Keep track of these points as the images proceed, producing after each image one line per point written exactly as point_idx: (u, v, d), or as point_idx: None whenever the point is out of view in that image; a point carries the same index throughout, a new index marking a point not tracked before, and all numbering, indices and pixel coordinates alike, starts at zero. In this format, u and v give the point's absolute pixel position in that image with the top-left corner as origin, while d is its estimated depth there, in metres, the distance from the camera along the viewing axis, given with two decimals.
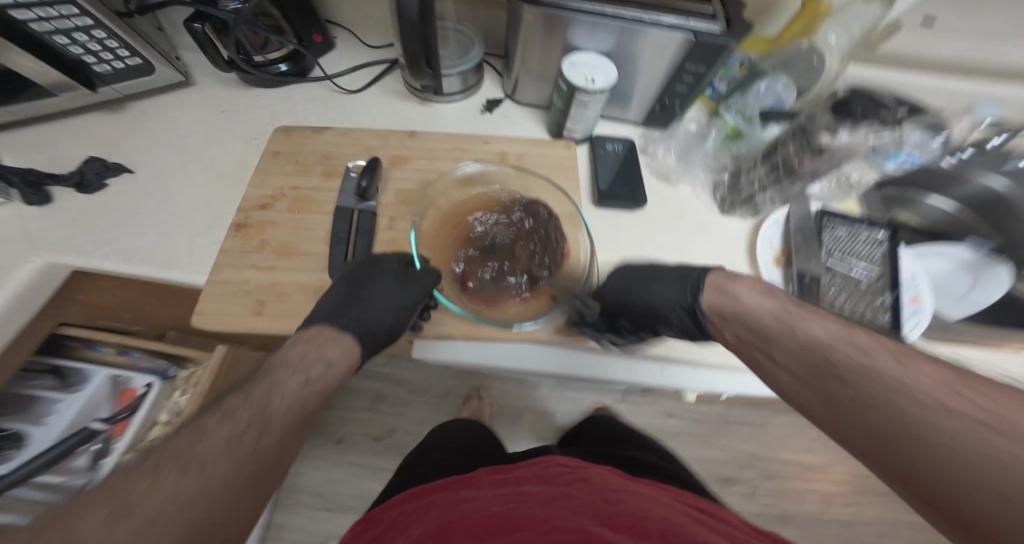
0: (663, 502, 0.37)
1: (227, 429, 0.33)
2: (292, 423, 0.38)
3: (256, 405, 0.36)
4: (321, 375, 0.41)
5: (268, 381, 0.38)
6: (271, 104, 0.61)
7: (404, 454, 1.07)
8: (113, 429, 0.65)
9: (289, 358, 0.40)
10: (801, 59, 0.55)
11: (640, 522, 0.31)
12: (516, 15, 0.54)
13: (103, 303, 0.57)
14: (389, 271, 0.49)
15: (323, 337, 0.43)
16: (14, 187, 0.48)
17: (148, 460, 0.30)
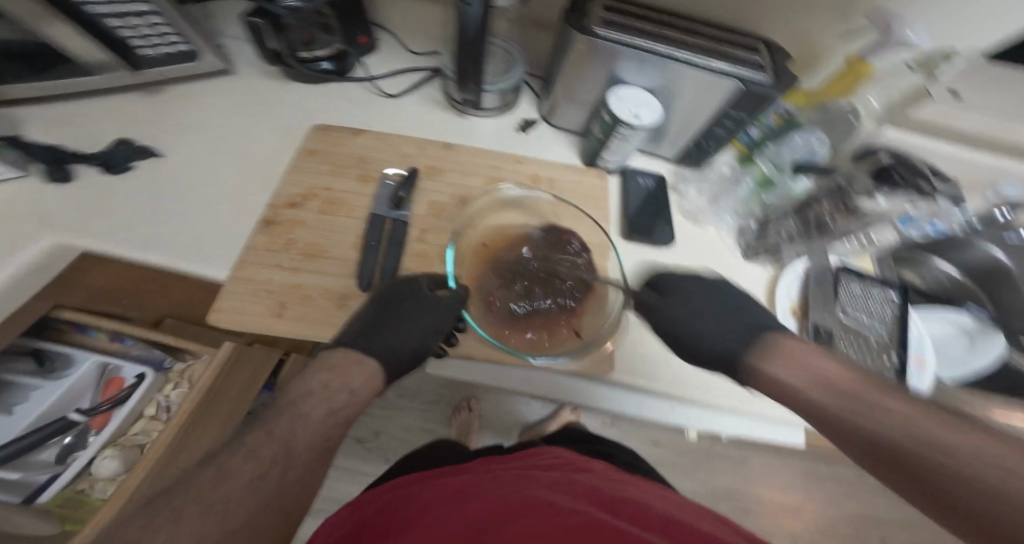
0: (663, 499, 0.43)
1: (249, 469, 0.30)
2: (316, 456, 0.34)
3: (279, 439, 0.32)
4: (345, 404, 0.37)
5: (290, 412, 0.34)
6: (308, 101, 0.63)
7: (386, 460, 1.03)
8: (91, 422, 0.62)
9: (311, 387, 0.36)
10: (839, 117, 0.58)
11: (644, 514, 0.37)
12: (565, 43, 0.55)
13: (108, 287, 0.57)
14: (420, 293, 0.45)
15: (346, 362, 0.39)
16: (38, 162, 0.49)
17: (162, 505, 0.27)
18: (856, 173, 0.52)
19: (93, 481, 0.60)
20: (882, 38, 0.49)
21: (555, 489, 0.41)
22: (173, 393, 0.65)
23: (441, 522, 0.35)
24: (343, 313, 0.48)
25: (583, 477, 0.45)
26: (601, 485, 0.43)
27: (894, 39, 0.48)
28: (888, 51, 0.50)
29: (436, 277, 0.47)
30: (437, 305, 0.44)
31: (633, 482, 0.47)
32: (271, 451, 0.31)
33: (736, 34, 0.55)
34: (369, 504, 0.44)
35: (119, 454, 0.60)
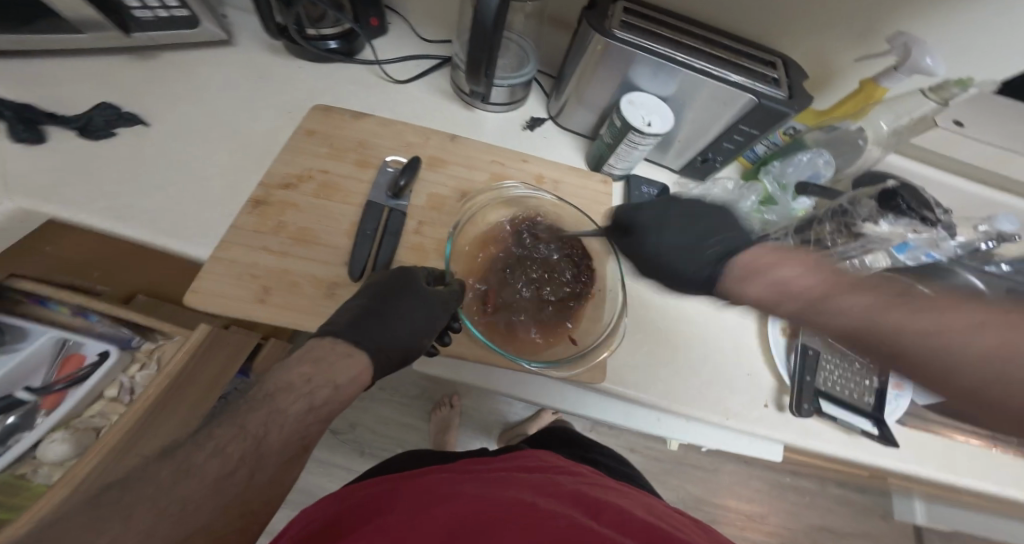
0: (635, 504, 0.43)
1: (215, 467, 0.28)
2: (289, 453, 0.32)
3: (252, 437, 0.30)
4: (328, 400, 0.35)
5: (265, 406, 0.32)
6: (312, 78, 0.61)
7: (358, 454, 0.99)
8: (41, 401, 0.58)
9: (292, 380, 0.34)
10: (847, 139, 0.59)
11: (624, 520, 0.36)
12: (583, 44, 0.54)
13: (79, 259, 0.53)
14: (417, 285, 0.43)
15: (335, 355, 0.37)
16: (8, 122, 0.46)
17: (114, 503, 0.24)
18: (860, 194, 0.52)
19: (36, 465, 0.55)
20: (900, 61, 0.50)
21: (540, 492, 0.39)
22: (139, 374, 0.62)
23: (418, 516, 0.34)
24: (332, 303, 0.45)
25: (569, 481, 0.44)
26: (584, 488, 0.42)
27: (912, 62, 0.49)
28: (903, 75, 0.51)
29: (436, 270, 0.47)
30: (433, 301, 0.42)
31: (621, 489, 0.46)
32: (240, 449, 0.29)
33: (757, 49, 0.56)
34: (340, 501, 0.42)
35: (72, 436, 0.56)
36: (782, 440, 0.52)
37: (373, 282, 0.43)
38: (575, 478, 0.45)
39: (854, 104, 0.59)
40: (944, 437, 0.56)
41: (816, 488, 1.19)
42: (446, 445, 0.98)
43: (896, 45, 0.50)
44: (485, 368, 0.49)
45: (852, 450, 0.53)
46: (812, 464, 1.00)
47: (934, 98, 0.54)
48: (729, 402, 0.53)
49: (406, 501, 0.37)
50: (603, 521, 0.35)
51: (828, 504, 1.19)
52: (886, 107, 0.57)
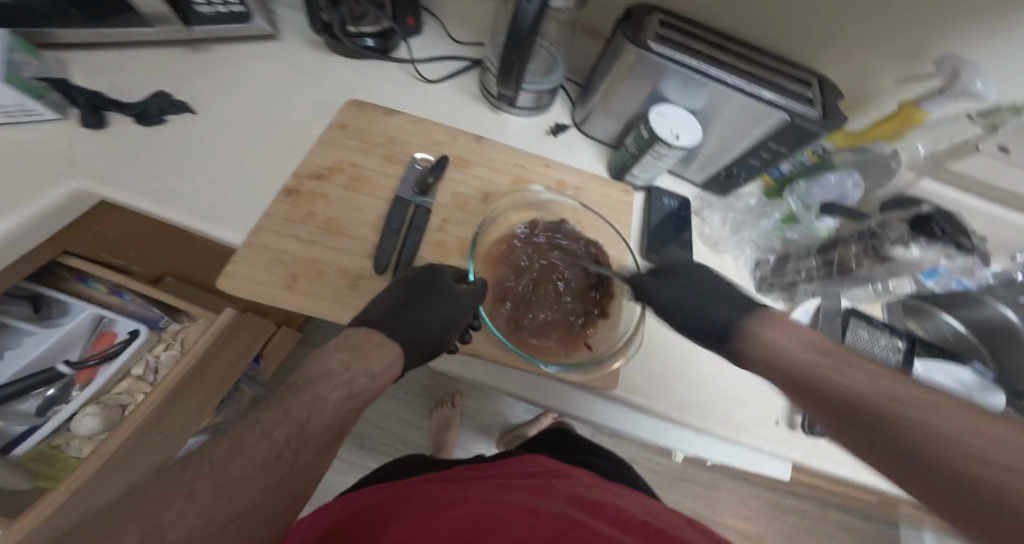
0: (650, 510, 0.43)
1: (263, 450, 0.29)
2: (329, 439, 0.33)
3: (295, 422, 0.31)
4: (364, 389, 0.35)
5: (308, 392, 0.33)
6: (348, 74, 0.62)
7: (361, 445, 1.00)
8: (76, 375, 0.60)
9: (331, 367, 0.35)
10: (880, 162, 0.60)
11: (643, 525, 0.37)
12: (614, 54, 0.55)
13: (117, 237, 0.55)
14: (441, 281, 0.44)
15: (371, 344, 0.37)
16: (78, 108, 0.49)
17: (174, 479, 0.26)
18: (892, 218, 0.50)
19: (69, 437, 0.60)
20: (946, 84, 0.50)
21: (538, 494, 0.40)
22: (164, 354, 0.64)
23: (424, 521, 0.35)
24: (355, 294, 0.47)
25: (561, 484, 0.44)
26: (580, 490, 0.43)
27: (960, 85, 0.48)
28: (948, 99, 0.51)
29: (463, 271, 0.48)
30: (458, 300, 0.43)
31: (612, 489, 0.47)
32: (286, 432, 0.30)
33: (791, 68, 0.57)
34: (345, 508, 0.42)
35: (101, 412, 0.60)
36: (791, 458, 0.52)
37: (400, 279, 0.44)
38: (585, 484, 0.46)
39: (892, 126, 0.58)
40: None
41: (817, 511, 1.18)
42: (444, 445, 1.00)
43: (945, 68, 0.50)
44: (499, 367, 0.50)
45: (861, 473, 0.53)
46: (813, 487, 0.98)
47: (980, 122, 0.56)
48: (740, 418, 0.53)
49: (412, 507, 0.38)
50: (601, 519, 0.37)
51: (828, 529, 1.17)
52: (926, 131, 0.58)
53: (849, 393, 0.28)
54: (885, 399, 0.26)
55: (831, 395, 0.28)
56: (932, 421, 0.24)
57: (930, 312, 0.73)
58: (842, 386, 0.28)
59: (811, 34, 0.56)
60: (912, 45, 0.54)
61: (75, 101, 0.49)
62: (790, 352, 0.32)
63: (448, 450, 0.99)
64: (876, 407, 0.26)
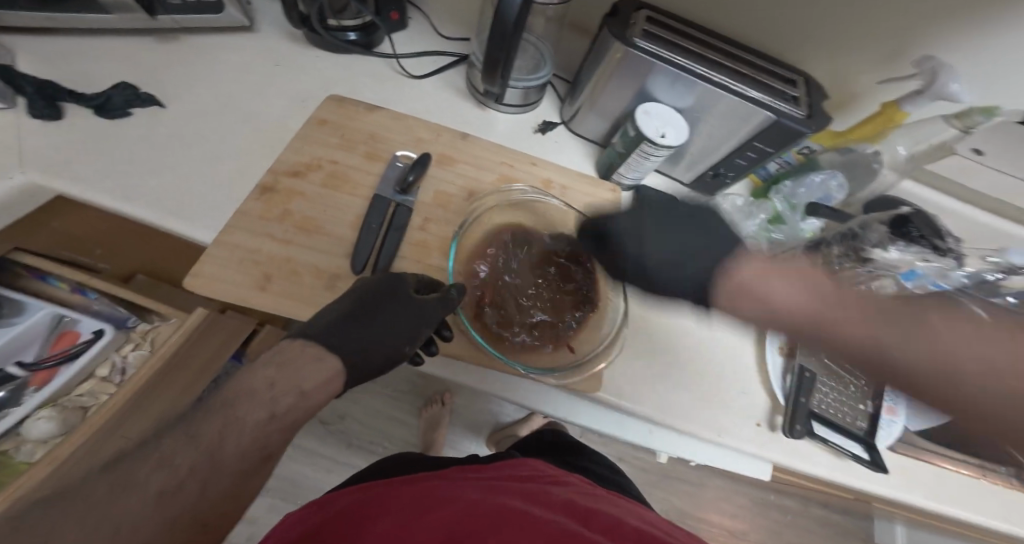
0: (632, 513, 0.42)
1: (160, 479, 0.28)
2: (247, 461, 0.32)
3: (202, 448, 0.30)
4: (292, 408, 0.35)
5: (222, 414, 0.32)
6: (329, 68, 0.61)
7: (346, 445, 0.99)
8: (31, 378, 0.58)
9: (255, 386, 0.34)
10: (864, 162, 0.60)
11: (619, 527, 0.36)
12: (601, 51, 0.54)
13: (83, 234, 0.53)
14: (403, 291, 0.42)
15: (303, 358, 0.37)
16: (31, 98, 0.47)
17: (49, 515, 0.25)
18: (873, 219, 0.51)
19: (19, 442, 0.56)
20: (924, 86, 0.50)
21: (531, 498, 0.39)
22: (131, 354, 0.62)
23: (410, 521, 0.34)
24: (331, 295, 0.45)
25: (557, 489, 0.43)
26: (574, 498, 0.42)
27: (937, 87, 0.49)
28: (926, 100, 0.52)
29: (425, 279, 0.45)
30: (424, 311, 0.42)
31: (608, 497, 0.47)
32: (189, 460, 0.29)
33: (778, 67, 0.56)
34: (331, 504, 0.41)
35: (57, 415, 0.57)
36: (769, 458, 0.53)
37: (366, 283, 0.43)
38: (574, 488, 0.45)
39: (875, 126, 0.59)
40: (931, 465, 0.57)
41: (799, 507, 1.19)
42: (433, 444, 0.98)
43: (923, 69, 0.50)
44: (481, 370, 0.49)
45: (841, 473, 0.53)
46: (796, 484, 0.99)
47: (956, 125, 0.53)
48: (722, 420, 0.53)
49: (401, 503, 0.38)
50: (592, 526, 0.35)
51: (810, 524, 1.19)
52: (906, 132, 0.58)
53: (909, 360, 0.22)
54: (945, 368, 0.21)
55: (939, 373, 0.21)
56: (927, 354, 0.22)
57: None
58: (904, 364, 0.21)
59: (798, 33, 0.56)
60: (897, 47, 0.54)
61: (27, 90, 0.47)
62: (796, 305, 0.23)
63: (434, 450, 0.97)
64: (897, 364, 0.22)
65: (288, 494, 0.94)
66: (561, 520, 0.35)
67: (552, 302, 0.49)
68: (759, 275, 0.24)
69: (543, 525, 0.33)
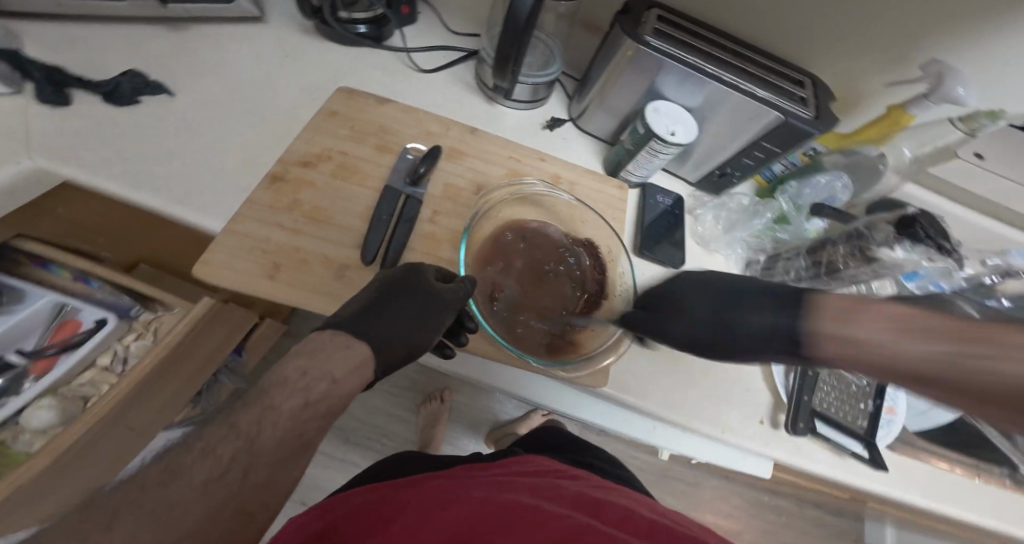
0: (654, 508, 0.42)
1: (204, 469, 0.27)
2: (287, 450, 0.32)
3: (242, 437, 0.30)
4: (326, 395, 0.34)
5: (259, 403, 0.32)
6: (339, 60, 0.61)
7: (345, 442, 0.98)
8: (31, 366, 0.57)
9: (287, 376, 0.34)
10: (868, 165, 0.61)
11: (639, 522, 0.36)
12: (612, 49, 0.54)
13: (86, 223, 0.53)
14: (420, 281, 0.42)
15: (332, 345, 0.37)
16: (36, 83, 0.46)
17: (95, 510, 0.24)
18: (879, 219, 0.52)
19: (17, 432, 0.55)
20: (931, 89, 0.51)
21: (543, 493, 0.39)
22: (133, 344, 0.61)
23: (419, 524, 0.33)
24: (341, 285, 0.45)
25: (569, 483, 0.43)
26: (588, 491, 0.42)
27: (943, 90, 0.50)
28: (932, 103, 0.53)
29: (443, 270, 0.45)
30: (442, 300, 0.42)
31: (617, 488, 0.46)
32: (230, 450, 0.29)
33: (786, 68, 0.57)
34: (340, 506, 0.41)
35: (58, 404, 0.56)
36: (773, 455, 0.53)
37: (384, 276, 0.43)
38: (593, 484, 0.45)
39: (878, 129, 0.59)
40: (926, 463, 0.58)
41: (795, 508, 1.20)
42: (433, 441, 0.98)
43: (928, 73, 0.51)
44: (489, 363, 0.49)
45: (842, 471, 0.53)
46: (794, 484, 1.00)
47: (962, 127, 0.54)
48: (726, 417, 0.53)
49: (414, 503, 0.37)
50: (607, 520, 0.35)
51: (804, 525, 1.19)
52: (910, 134, 0.58)
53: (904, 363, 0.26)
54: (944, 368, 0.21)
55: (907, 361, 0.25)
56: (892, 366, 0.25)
57: None
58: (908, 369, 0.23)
59: (807, 34, 0.56)
60: (904, 50, 0.54)
61: (32, 75, 0.46)
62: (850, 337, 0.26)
63: (434, 447, 0.97)
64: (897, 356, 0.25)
65: None
66: (574, 514, 0.35)
67: (563, 297, 0.49)
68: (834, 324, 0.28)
69: (556, 520, 0.33)
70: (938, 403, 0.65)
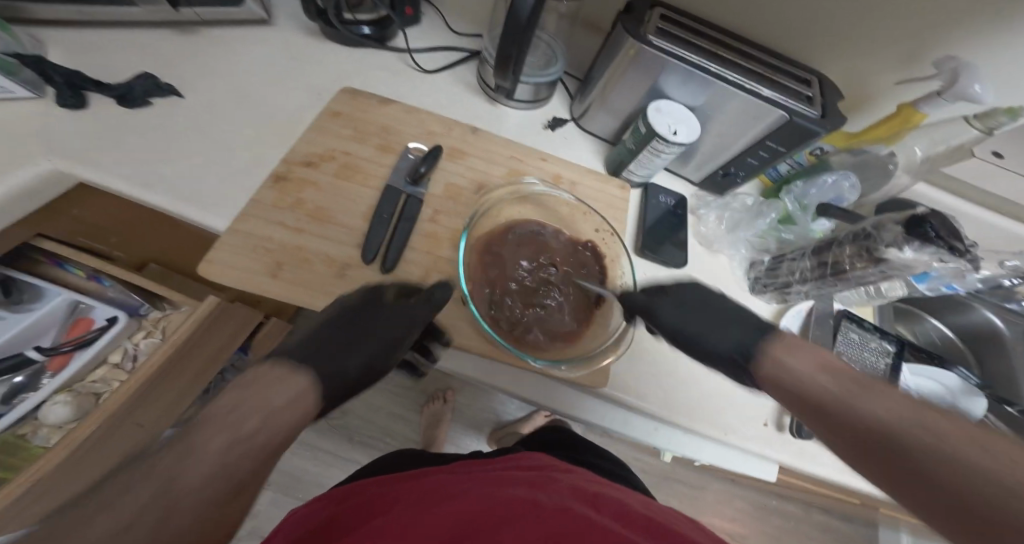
0: (647, 504, 0.42)
1: (98, 531, 0.23)
2: (215, 498, 0.27)
3: (152, 487, 0.25)
4: (262, 427, 0.30)
5: (179, 443, 0.28)
6: (343, 61, 0.61)
7: (348, 440, 0.99)
8: (48, 362, 0.59)
9: (215, 411, 0.30)
10: (878, 164, 0.60)
11: (635, 515, 0.36)
12: (614, 48, 0.54)
13: (98, 222, 0.54)
14: (377, 302, 0.42)
15: (268, 377, 0.34)
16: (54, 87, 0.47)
17: None
18: (887, 217, 0.49)
19: (37, 426, 0.57)
20: (944, 86, 0.50)
21: (544, 487, 0.39)
22: (143, 342, 0.63)
23: (419, 514, 0.34)
24: (343, 283, 0.46)
25: (568, 477, 0.43)
26: (588, 486, 0.41)
27: (958, 87, 0.48)
28: (945, 101, 0.51)
29: (406, 284, 0.45)
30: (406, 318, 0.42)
31: (615, 483, 0.46)
32: (136, 504, 0.24)
33: (791, 67, 0.56)
34: (345, 500, 0.41)
35: (72, 401, 0.58)
36: (778, 458, 0.52)
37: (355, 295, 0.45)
38: (591, 479, 0.45)
39: (890, 128, 0.58)
40: None
41: (802, 512, 1.18)
42: (435, 441, 0.98)
43: (942, 70, 0.50)
44: (489, 362, 0.49)
45: (846, 474, 0.53)
46: (800, 487, 0.99)
47: (978, 125, 0.54)
48: (728, 419, 0.52)
49: (414, 495, 0.38)
50: (605, 512, 0.35)
51: (811, 530, 1.18)
52: (923, 133, 0.57)
53: (858, 421, 0.28)
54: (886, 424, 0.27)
55: (818, 412, 0.31)
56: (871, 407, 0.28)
57: (918, 316, 0.77)
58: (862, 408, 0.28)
59: (814, 32, 0.56)
60: (913, 48, 0.53)
61: (50, 80, 0.48)
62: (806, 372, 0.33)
63: (437, 446, 0.97)
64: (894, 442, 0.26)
65: (289, 487, 0.94)
66: (576, 506, 0.35)
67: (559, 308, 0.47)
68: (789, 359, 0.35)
69: (560, 511, 0.33)
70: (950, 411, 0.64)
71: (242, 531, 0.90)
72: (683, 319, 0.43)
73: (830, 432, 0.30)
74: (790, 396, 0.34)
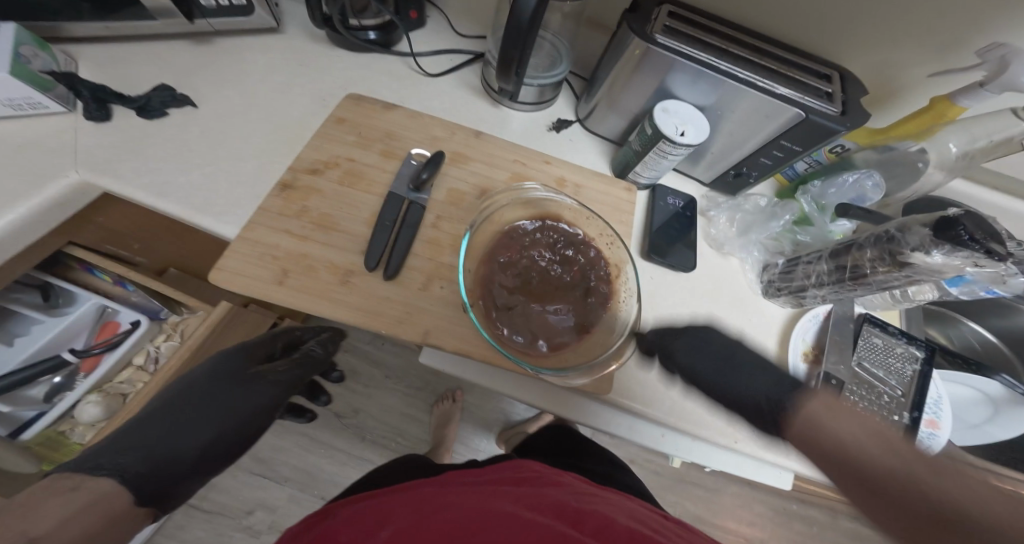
0: (631, 512, 0.43)
1: None
2: None
3: None
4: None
5: None
6: (350, 68, 0.62)
7: (362, 437, 1.02)
8: (81, 364, 0.63)
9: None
10: (906, 161, 0.56)
11: (612, 524, 0.37)
12: (620, 47, 0.53)
13: (121, 229, 0.57)
14: (227, 370, 0.52)
15: (40, 496, 0.34)
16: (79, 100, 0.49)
17: None
18: (913, 220, 0.45)
19: (74, 425, 0.61)
20: (988, 77, 0.46)
21: (528, 502, 0.39)
22: (164, 344, 0.66)
23: (409, 528, 0.36)
24: (346, 290, 0.46)
25: (556, 491, 0.43)
26: (573, 501, 0.41)
27: (1005, 77, 0.45)
28: (989, 92, 0.47)
29: (292, 340, 0.65)
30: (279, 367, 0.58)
31: (603, 495, 0.46)
32: None
33: (808, 61, 0.54)
34: (337, 514, 0.45)
35: (102, 400, 0.61)
36: (792, 468, 0.50)
37: (199, 371, 0.52)
38: (576, 490, 0.45)
39: (923, 122, 0.55)
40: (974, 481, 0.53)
41: (823, 519, 1.14)
42: (445, 440, 1.00)
43: (988, 58, 0.46)
44: (491, 367, 0.49)
45: None
46: (818, 494, 0.96)
47: None
48: (739, 427, 0.51)
49: (401, 511, 0.40)
50: (584, 529, 0.35)
51: (834, 536, 1.14)
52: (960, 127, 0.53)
53: (879, 473, 0.28)
54: (916, 486, 0.27)
55: (839, 463, 0.29)
56: (951, 492, 0.26)
57: (955, 320, 0.73)
58: (877, 466, 0.28)
59: (834, 23, 0.53)
60: (942, 35, 0.50)
61: (76, 94, 0.50)
62: (840, 429, 0.30)
63: (447, 445, 0.99)
64: (953, 520, 0.25)
65: (307, 483, 0.97)
66: (556, 524, 0.35)
67: (557, 315, 0.46)
68: (828, 413, 0.32)
69: (533, 532, 0.34)
70: (992, 418, 0.62)
71: (263, 524, 0.94)
72: (695, 360, 0.42)
73: (835, 475, 0.29)
74: (808, 446, 0.31)
